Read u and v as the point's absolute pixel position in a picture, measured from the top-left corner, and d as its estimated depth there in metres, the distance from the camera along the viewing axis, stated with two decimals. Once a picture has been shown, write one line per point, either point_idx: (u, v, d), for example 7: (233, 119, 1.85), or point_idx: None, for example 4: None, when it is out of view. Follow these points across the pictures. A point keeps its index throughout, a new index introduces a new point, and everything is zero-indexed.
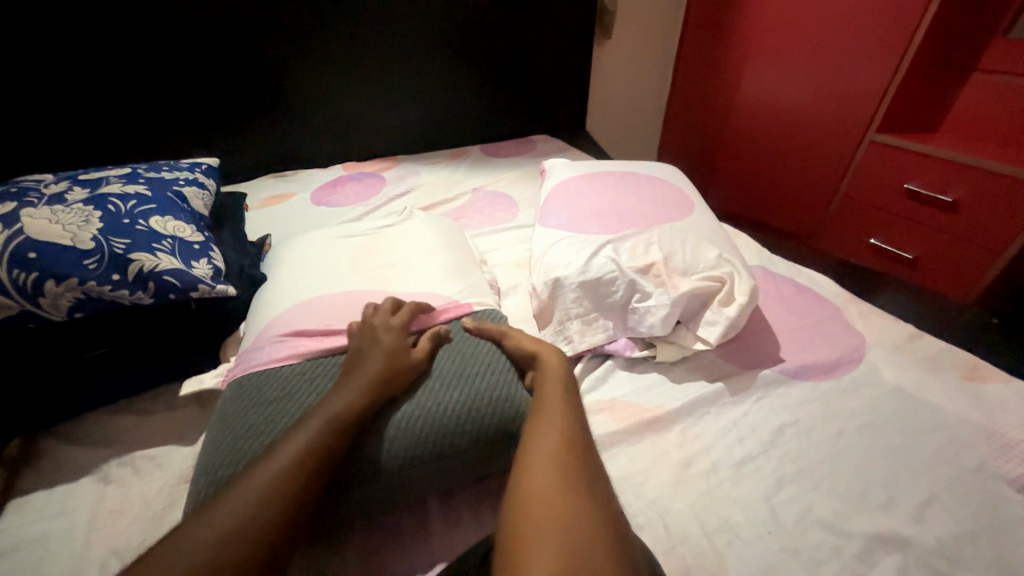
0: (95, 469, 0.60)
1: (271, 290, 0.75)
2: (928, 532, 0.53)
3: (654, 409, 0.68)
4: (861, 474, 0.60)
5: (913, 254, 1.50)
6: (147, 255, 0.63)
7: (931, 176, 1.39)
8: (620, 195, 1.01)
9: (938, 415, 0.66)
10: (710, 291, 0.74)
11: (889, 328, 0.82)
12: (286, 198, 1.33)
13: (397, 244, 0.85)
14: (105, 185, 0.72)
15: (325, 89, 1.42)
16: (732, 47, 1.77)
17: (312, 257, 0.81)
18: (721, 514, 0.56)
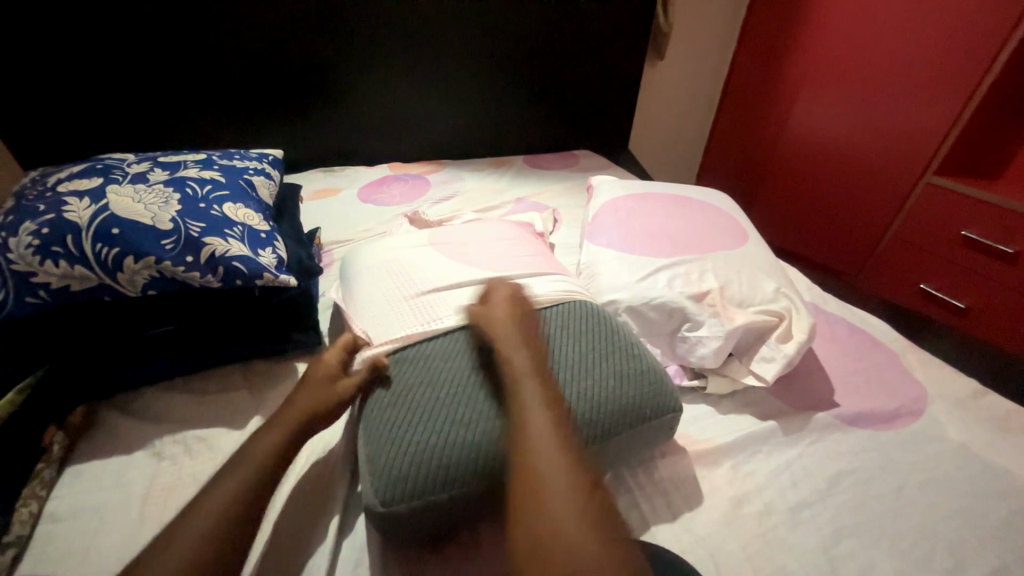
0: (151, 443, 0.61)
1: (374, 275, 0.76)
2: None
3: (704, 442, 0.66)
4: (925, 534, 0.57)
5: (965, 303, 1.44)
6: (219, 240, 0.65)
7: (989, 224, 1.34)
8: (671, 218, 0.99)
9: (1009, 481, 0.63)
10: (767, 326, 0.72)
11: (950, 380, 0.78)
12: (335, 192, 1.37)
13: (479, 233, 0.87)
14: (184, 169, 0.74)
15: (381, 90, 1.45)
16: (785, 79, 1.76)
17: (402, 244, 0.83)
18: (775, 560, 0.53)
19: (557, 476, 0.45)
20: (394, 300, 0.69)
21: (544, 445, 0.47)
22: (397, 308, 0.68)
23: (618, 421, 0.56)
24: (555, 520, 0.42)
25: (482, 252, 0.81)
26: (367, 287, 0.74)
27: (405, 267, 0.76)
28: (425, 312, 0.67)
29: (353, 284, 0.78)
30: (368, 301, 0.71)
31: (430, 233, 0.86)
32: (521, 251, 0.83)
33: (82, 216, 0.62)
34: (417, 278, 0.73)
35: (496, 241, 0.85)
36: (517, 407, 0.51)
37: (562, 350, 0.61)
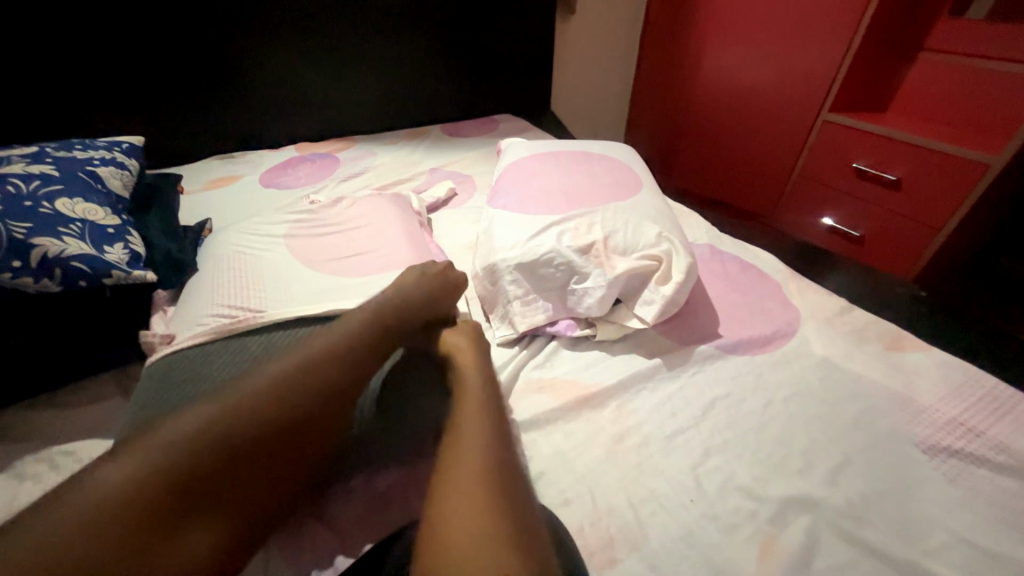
0: (9, 465, 0.57)
1: (227, 265, 0.72)
2: (839, 493, 0.56)
3: (592, 387, 0.69)
4: (783, 442, 0.62)
5: (860, 231, 1.55)
6: (51, 240, 0.59)
7: (878, 155, 1.44)
8: (571, 174, 1.00)
9: (860, 385, 0.69)
10: (648, 271, 0.75)
11: (823, 302, 0.85)
12: (233, 179, 1.28)
13: (350, 228, 0.83)
14: (7, 164, 0.66)
15: (272, 65, 1.34)
16: (694, 26, 1.76)
17: (268, 239, 0.78)
18: (648, 485, 0.57)
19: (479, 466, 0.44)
20: (228, 301, 0.65)
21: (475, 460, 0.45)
22: (245, 297, 0.66)
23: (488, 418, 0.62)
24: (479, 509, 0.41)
25: (355, 249, 0.78)
26: (208, 286, 0.69)
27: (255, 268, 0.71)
28: (275, 300, 0.66)
29: (204, 272, 0.73)
30: (212, 291, 0.68)
31: (301, 222, 0.84)
32: (394, 235, 0.82)
33: None
34: (264, 282, 0.69)
35: (365, 238, 0.81)
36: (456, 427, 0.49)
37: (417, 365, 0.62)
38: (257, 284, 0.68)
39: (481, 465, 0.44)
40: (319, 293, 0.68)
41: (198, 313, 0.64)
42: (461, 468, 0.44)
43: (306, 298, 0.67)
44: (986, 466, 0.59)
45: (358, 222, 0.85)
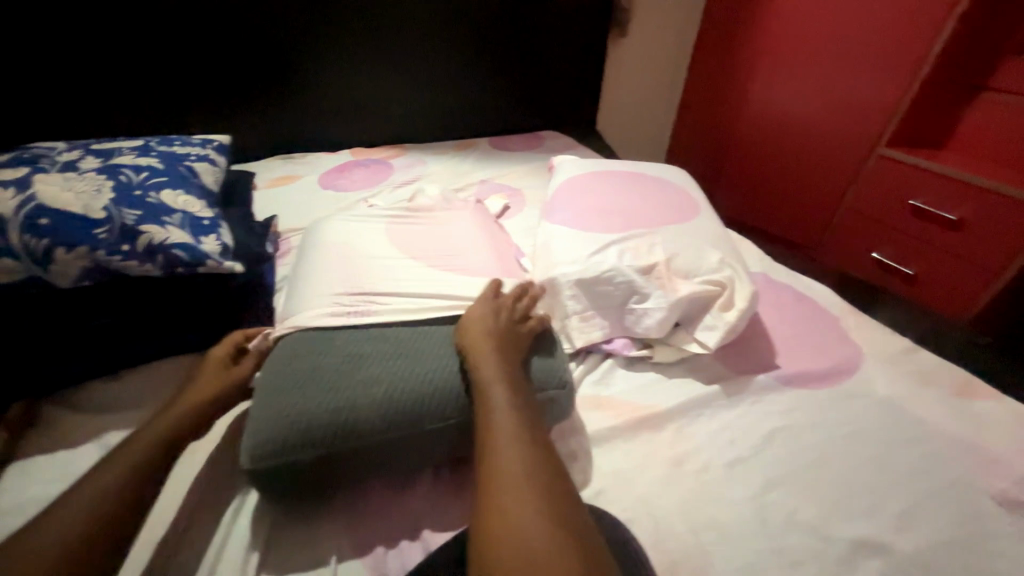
0: (100, 436, 0.61)
1: (324, 255, 0.76)
2: (910, 540, 0.54)
3: (648, 408, 0.69)
4: (848, 481, 0.60)
5: (913, 270, 1.50)
6: (156, 228, 0.64)
7: (935, 193, 1.40)
8: (626, 194, 1.01)
9: (928, 429, 0.67)
10: (710, 296, 0.75)
11: (884, 340, 0.83)
12: (294, 179, 1.34)
13: (435, 225, 0.86)
14: (118, 156, 0.73)
15: (338, 74, 1.41)
16: (746, 54, 1.76)
17: (357, 231, 0.81)
18: (708, 512, 0.56)
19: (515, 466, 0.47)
20: (342, 287, 0.69)
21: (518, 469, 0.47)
22: (349, 286, 0.69)
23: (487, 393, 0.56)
24: (518, 508, 0.44)
25: (438, 246, 0.80)
26: (316, 272, 0.72)
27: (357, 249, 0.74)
28: (380, 292, 0.69)
29: (302, 264, 0.77)
30: (314, 280, 0.71)
31: (385, 216, 0.86)
32: (473, 237, 0.84)
33: (5, 206, 0.59)
34: (369, 269, 0.72)
35: (451, 235, 0.83)
36: (489, 432, 0.50)
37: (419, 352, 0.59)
38: (357, 274, 0.71)
39: (518, 469, 0.47)
40: (425, 283, 0.71)
41: (307, 301, 0.68)
42: (502, 475, 0.46)
43: (407, 292, 0.69)
44: None
45: (437, 221, 0.87)
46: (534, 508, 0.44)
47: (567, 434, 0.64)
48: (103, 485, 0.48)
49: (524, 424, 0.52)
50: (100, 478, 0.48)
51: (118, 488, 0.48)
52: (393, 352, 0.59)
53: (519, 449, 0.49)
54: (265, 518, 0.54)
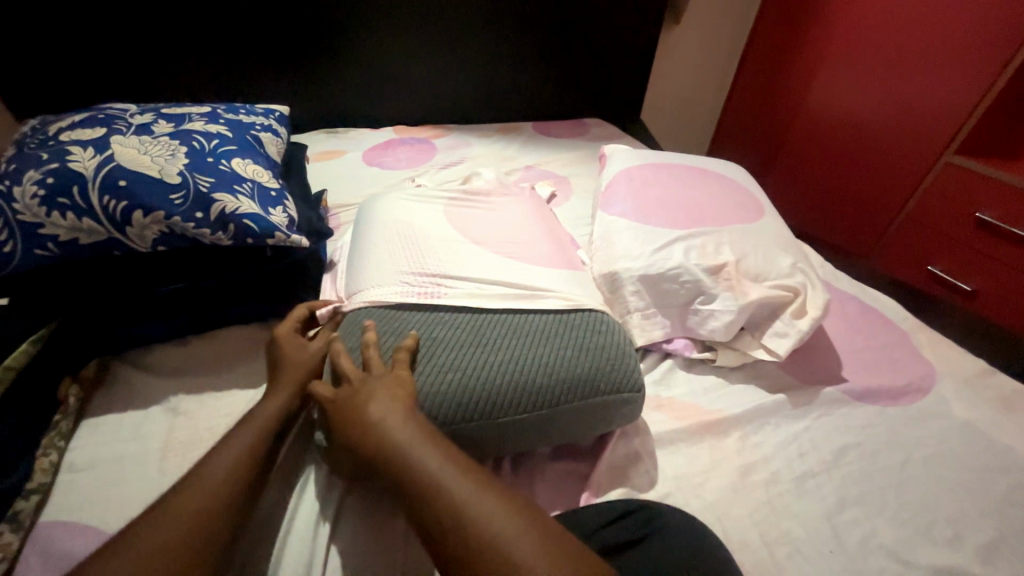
0: (165, 400, 0.61)
1: (384, 234, 0.74)
2: (996, 573, 0.52)
3: (712, 413, 0.67)
4: (927, 506, 0.58)
5: (971, 285, 1.43)
6: (229, 197, 0.63)
7: (1006, 207, 1.32)
8: (687, 189, 0.97)
9: (1012, 458, 0.64)
10: (782, 302, 0.72)
11: (960, 360, 0.79)
12: (340, 154, 1.33)
13: (495, 210, 0.84)
14: (189, 121, 0.72)
15: (387, 48, 1.38)
16: (807, 49, 1.68)
17: (417, 211, 0.80)
18: (780, 526, 0.55)
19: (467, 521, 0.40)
20: (408, 266, 0.67)
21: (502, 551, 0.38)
22: (413, 266, 0.67)
23: (568, 392, 0.55)
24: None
25: (499, 231, 0.78)
26: (379, 249, 0.71)
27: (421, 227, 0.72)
28: (443, 273, 0.67)
29: (362, 240, 0.76)
30: (377, 258, 0.70)
31: (443, 198, 0.85)
32: (533, 225, 0.82)
33: (86, 166, 0.60)
34: (434, 250, 0.71)
35: (513, 223, 0.81)
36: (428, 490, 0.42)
37: (488, 343, 0.58)
38: (421, 254, 0.69)
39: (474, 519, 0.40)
40: (491, 269, 0.69)
41: (371, 279, 0.66)
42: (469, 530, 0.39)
43: (472, 275, 0.67)
44: None
45: (496, 206, 0.85)
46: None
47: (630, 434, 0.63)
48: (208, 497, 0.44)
49: (478, 481, 0.43)
50: (201, 489, 0.44)
51: (224, 491, 0.45)
52: (472, 340, 0.58)
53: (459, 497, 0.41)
54: (335, 494, 0.54)
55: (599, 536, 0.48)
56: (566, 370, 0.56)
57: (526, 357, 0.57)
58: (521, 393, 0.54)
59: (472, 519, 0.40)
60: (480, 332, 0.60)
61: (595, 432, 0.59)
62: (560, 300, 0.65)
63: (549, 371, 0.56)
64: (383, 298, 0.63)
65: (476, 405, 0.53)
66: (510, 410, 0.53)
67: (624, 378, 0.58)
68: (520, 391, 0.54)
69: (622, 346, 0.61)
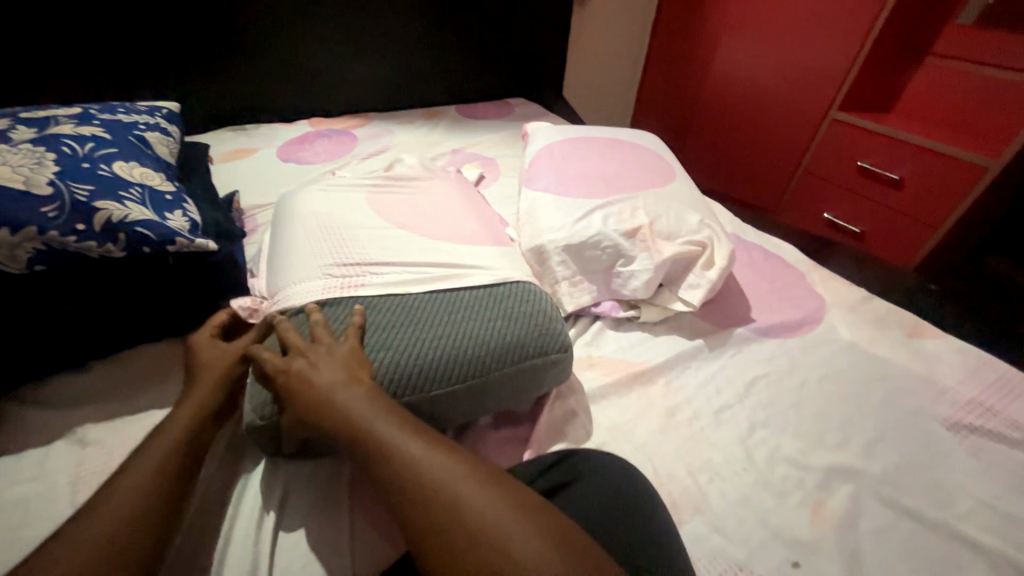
0: (72, 431, 0.56)
1: (301, 229, 0.71)
2: (875, 463, 0.61)
3: (639, 365, 0.72)
4: (821, 418, 0.66)
5: (860, 228, 1.62)
6: (114, 204, 0.58)
7: (882, 154, 1.50)
8: (604, 160, 1.01)
9: (885, 367, 0.74)
10: (692, 256, 0.78)
11: (845, 291, 0.90)
12: (250, 152, 1.24)
13: (418, 195, 0.83)
14: (55, 125, 0.65)
15: (288, 35, 1.29)
16: (708, 19, 1.77)
17: (335, 202, 0.77)
18: (702, 455, 0.61)
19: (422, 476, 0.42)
20: (331, 258, 0.65)
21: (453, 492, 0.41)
22: (333, 259, 0.65)
23: (503, 358, 0.57)
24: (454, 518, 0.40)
25: (423, 215, 0.78)
26: (298, 244, 0.68)
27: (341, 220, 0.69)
28: (365, 262, 0.66)
29: (278, 239, 0.72)
30: (295, 255, 0.67)
31: (363, 187, 0.82)
32: (457, 206, 0.82)
33: None
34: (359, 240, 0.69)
35: (436, 206, 0.80)
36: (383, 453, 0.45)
37: (424, 321, 0.59)
38: (341, 246, 0.67)
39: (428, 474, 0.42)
40: (420, 252, 0.69)
41: (290, 277, 0.64)
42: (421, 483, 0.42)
43: (395, 261, 0.66)
44: (1001, 441, 0.65)
45: (418, 191, 0.84)
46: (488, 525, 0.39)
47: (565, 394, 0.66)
48: (133, 495, 0.43)
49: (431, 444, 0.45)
50: (126, 490, 0.44)
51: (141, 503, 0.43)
52: (410, 318, 0.59)
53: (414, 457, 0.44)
54: (274, 496, 0.53)
55: (540, 485, 0.51)
56: (500, 338, 0.58)
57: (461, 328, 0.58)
58: (459, 364, 0.55)
59: (416, 467, 0.43)
60: (419, 309, 0.61)
61: (530, 396, 0.62)
62: (490, 275, 0.67)
63: (485, 341, 0.58)
64: (305, 294, 0.61)
65: (416, 379, 0.54)
66: (448, 381, 0.55)
67: (551, 340, 0.61)
68: (455, 362, 0.55)
69: (548, 309, 0.64)
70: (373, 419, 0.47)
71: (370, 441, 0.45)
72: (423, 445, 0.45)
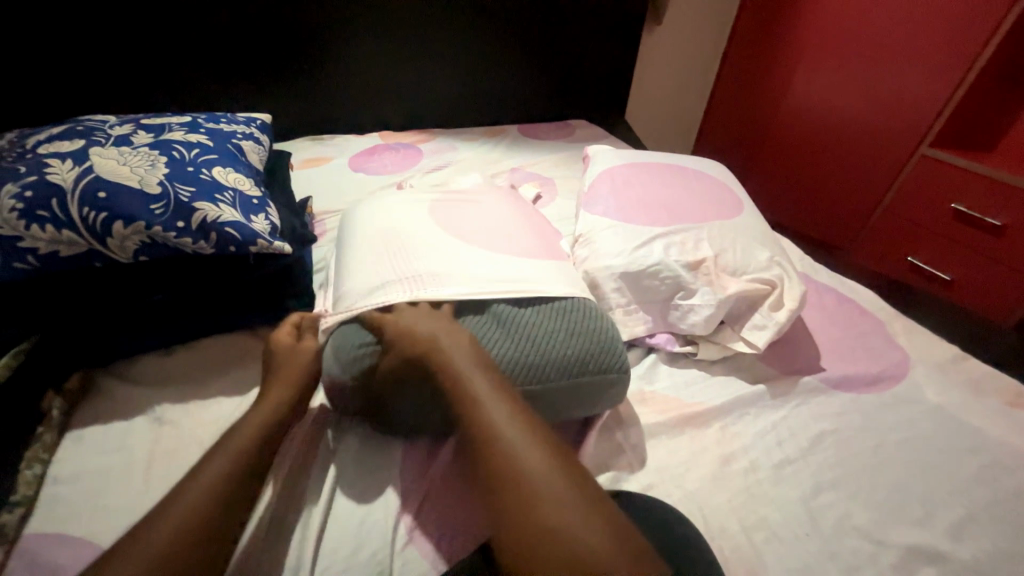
0: (150, 409, 0.61)
1: (371, 238, 0.74)
2: (965, 549, 0.54)
3: (693, 405, 0.68)
4: (900, 488, 0.60)
5: (949, 275, 1.47)
6: (210, 206, 0.64)
7: (980, 198, 1.35)
8: (667, 187, 0.99)
9: (980, 438, 0.66)
10: (759, 295, 0.73)
11: (933, 346, 0.81)
12: (325, 161, 1.33)
13: (482, 211, 0.84)
14: (169, 132, 0.73)
15: (369, 55, 1.39)
16: (784, 48, 1.71)
17: (403, 213, 0.80)
18: (759, 512, 0.56)
19: (531, 461, 0.43)
20: (399, 266, 0.67)
21: (518, 446, 0.44)
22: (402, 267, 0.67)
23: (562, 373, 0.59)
24: (553, 507, 0.40)
25: (486, 230, 0.78)
26: (369, 253, 0.71)
27: (395, 238, 0.73)
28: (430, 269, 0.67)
29: (350, 246, 0.76)
30: (366, 263, 0.70)
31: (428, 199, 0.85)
32: (519, 225, 0.83)
33: (65, 179, 0.60)
34: (417, 251, 0.70)
35: (500, 223, 0.81)
36: (492, 433, 0.46)
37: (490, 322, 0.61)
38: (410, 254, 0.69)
39: (534, 462, 0.43)
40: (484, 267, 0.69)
41: (360, 284, 0.66)
42: (523, 469, 0.43)
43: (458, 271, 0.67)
44: None
45: (482, 208, 0.85)
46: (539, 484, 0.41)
47: (611, 432, 0.64)
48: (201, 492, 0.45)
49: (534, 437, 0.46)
50: (202, 481, 0.46)
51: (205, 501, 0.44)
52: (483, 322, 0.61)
53: (522, 442, 0.45)
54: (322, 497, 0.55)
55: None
56: (561, 353, 0.60)
57: (527, 333, 0.61)
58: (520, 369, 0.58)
59: (519, 454, 0.44)
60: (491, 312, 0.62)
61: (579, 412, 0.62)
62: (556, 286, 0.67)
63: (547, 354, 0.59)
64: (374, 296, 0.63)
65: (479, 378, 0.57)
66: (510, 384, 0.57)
67: (610, 361, 0.61)
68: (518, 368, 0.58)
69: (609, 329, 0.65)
70: (489, 401, 0.48)
71: (481, 420, 0.47)
72: (528, 437, 0.45)
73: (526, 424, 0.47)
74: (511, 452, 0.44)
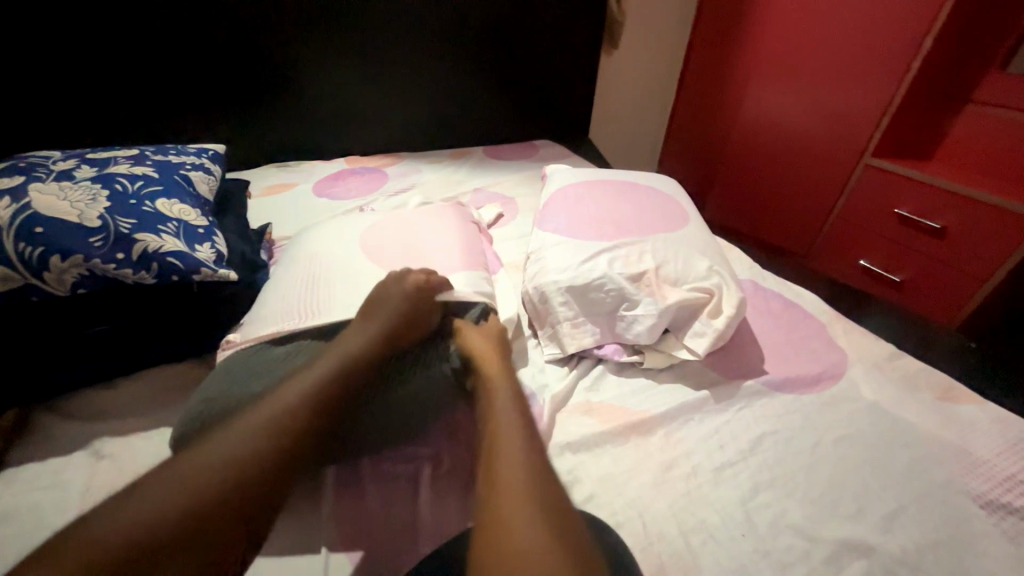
0: (88, 443, 0.60)
1: (296, 269, 0.75)
2: (894, 540, 0.55)
3: (639, 413, 0.70)
4: (834, 484, 0.62)
5: (900, 277, 1.53)
6: (152, 236, 0.64)
7: (922, 203, 1.42)
8: (617, 203, 1.02)
9: (911, 432, 0.69)
10: (699, 303, 0.76)
11: (870, 346, 0.85)
12: (289, 187, 1.34)
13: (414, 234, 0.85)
14: (114, 165, 0.74)
15: (333, 84, 1.42)
16: (736, 67, 1.81)
17: (333, 241, 0.81)
18: (698, 516, 0.57)
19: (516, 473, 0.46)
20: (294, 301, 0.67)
21: (513, 462, 0.47)
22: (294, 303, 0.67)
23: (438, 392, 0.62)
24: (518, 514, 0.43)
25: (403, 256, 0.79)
26: (280, 287, 0.71)
27: (310, 270, 0.73)
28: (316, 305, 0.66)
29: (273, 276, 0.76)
30: (270, 298, 0.70)
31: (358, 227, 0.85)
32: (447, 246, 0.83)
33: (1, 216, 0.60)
34: (318, 283, 0.71)
35: (425, 248, 0.82)
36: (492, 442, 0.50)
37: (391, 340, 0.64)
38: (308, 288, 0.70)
39: (522, 474, 0.46)
40: None
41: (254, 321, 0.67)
42: (501, 477, 0.46)
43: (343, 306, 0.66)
44: None
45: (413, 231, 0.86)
46: (534, 505, 0.43)
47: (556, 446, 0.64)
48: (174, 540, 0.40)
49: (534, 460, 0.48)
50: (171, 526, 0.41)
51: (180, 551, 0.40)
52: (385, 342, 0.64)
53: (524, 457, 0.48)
54: None
55: None
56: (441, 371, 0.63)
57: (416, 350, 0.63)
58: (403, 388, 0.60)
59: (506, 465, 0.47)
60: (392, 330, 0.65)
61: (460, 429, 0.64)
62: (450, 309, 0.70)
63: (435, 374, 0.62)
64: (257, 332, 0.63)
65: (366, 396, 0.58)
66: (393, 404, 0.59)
67: None
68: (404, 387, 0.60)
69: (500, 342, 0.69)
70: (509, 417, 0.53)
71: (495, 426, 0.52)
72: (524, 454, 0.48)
73: (531, 446, 0.50)
74: (506, 461, 0.47)
